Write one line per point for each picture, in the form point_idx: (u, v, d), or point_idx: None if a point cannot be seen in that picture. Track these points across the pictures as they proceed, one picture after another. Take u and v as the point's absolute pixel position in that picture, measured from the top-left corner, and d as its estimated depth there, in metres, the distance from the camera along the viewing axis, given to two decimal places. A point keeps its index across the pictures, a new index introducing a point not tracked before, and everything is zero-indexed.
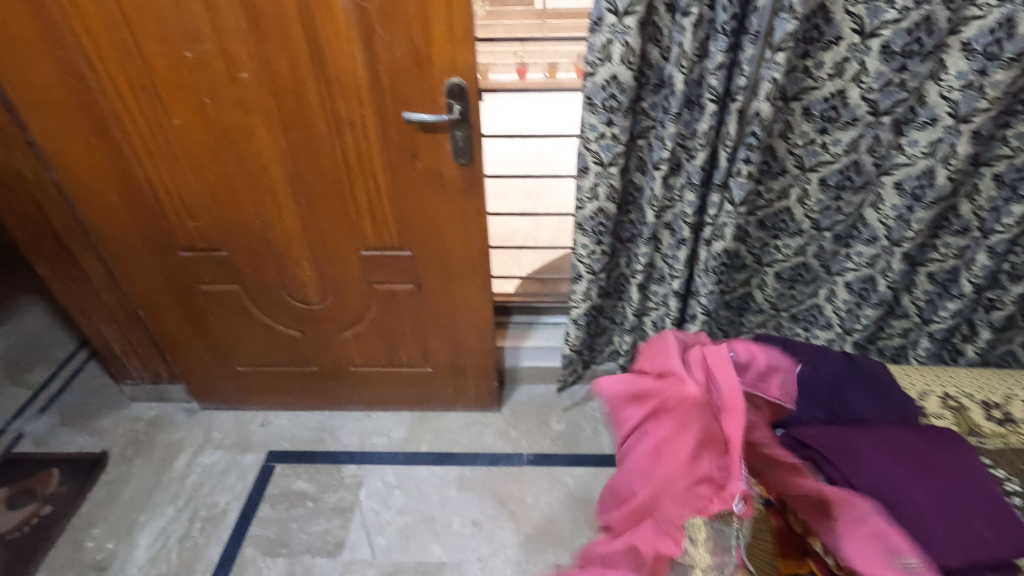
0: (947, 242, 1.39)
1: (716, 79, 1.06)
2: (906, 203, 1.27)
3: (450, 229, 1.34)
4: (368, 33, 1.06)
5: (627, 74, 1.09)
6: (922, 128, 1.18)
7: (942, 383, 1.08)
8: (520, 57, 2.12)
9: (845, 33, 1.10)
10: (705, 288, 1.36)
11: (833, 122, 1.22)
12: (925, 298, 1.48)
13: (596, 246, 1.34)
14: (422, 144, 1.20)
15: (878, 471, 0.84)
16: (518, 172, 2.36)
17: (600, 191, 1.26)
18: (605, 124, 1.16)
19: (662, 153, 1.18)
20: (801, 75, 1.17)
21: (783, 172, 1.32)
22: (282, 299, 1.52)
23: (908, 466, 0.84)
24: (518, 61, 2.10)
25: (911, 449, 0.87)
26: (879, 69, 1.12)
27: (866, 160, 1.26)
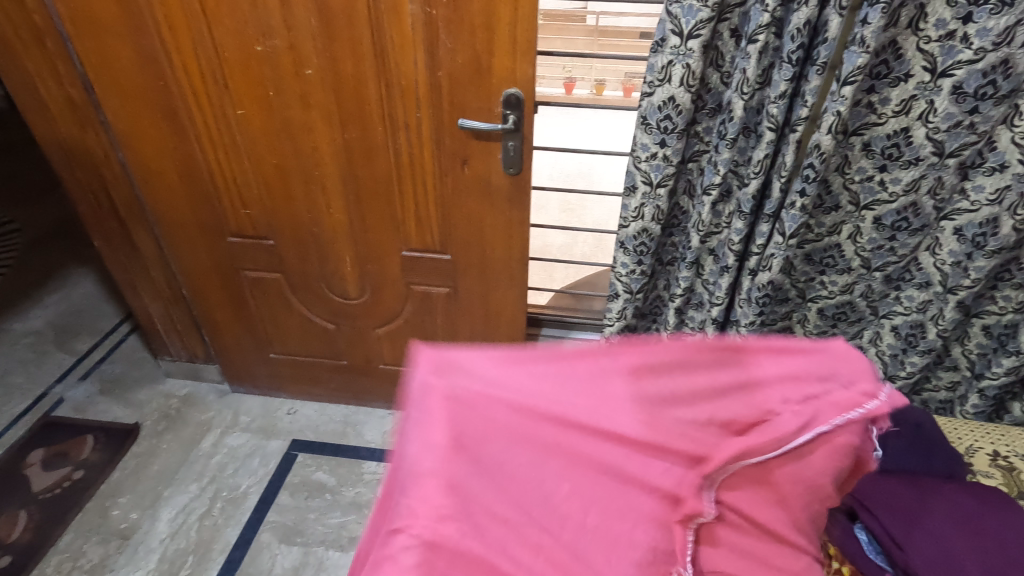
0: (1006, 294, 1.33)
1: (776, 108, 1.04)
2: (965, 249, 1.22)
3: (492, 236, 1.34)
4: (432, 39, 1.08)
5: (685, 97, 1.08)
6: (990, 173, 1.14)
7: (993, 440, 1.02)
8: (568, 73, 2.11)
9: (915, 71, 1.08)
10: (745, 319, 1.32)
11: (893, 160, 1.18)
12: (977, 351, 1.42)
13: (637, 265, 1.33)
14: (474, 151, 1.21)
15: (940, 540, 0.79)
16: (559, 185, 2.37)
17: (646, 211, 1.25)
18: (658, 145, 1.15)
19: (713, 178, 1.17)
20: (864, 110, 1.14)
21: (836, 208, 1.29)
22: (321, 291, 1.55)
23: (969, 535, 0.79)
24: (567, 76, 2.08)
25: (969, 514, 0.82)
26: (948, 110, 1.09)
27: (926, 202, 1.22)
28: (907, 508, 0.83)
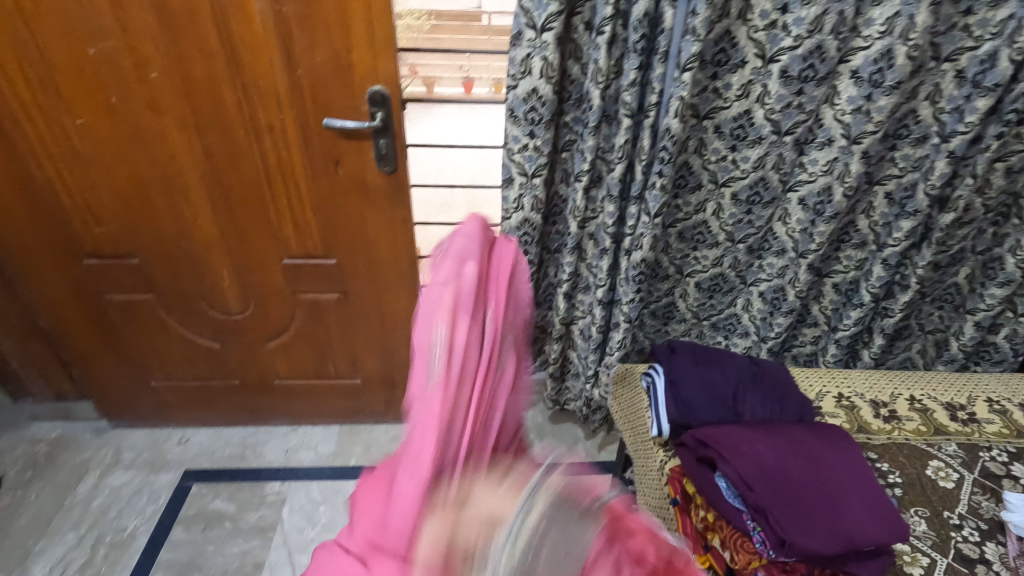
0: (849, 255, 1.52)
1: (629, 96, 1.10)
2: (809, 217, 1.37)
3: (376, 236, 1.33)
4: (286, 38, 1.04)
5: (547, 88, 1.12)
6: (821, 148, 1.28)
7: (838, 384, 1.12)
8: (466, 71, 2.06)
9: (748, 58, 1.19)
10: (627, 297, 1.38)
11: (741, 140, 1.29)
12: (831, 307, 1.61)
13: (524, 256, 1.36)
14: (348, 153, 1.19)
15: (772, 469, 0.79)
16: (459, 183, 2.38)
17: (525, 202, 1.28)
18: (527, 136, 1.19)
19: (582, 165, 1.22)
20: (711, 95, 1.24)
21: (698, 187, 1.39)
22: (200, 310, 1.46)
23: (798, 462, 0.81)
24: (463, 75, 2.06)
25: (799, 445, 0.84)
26: (779, 92, 1.20)
27: (773, 177, 1.35)
28: (746, 445, 0.82)
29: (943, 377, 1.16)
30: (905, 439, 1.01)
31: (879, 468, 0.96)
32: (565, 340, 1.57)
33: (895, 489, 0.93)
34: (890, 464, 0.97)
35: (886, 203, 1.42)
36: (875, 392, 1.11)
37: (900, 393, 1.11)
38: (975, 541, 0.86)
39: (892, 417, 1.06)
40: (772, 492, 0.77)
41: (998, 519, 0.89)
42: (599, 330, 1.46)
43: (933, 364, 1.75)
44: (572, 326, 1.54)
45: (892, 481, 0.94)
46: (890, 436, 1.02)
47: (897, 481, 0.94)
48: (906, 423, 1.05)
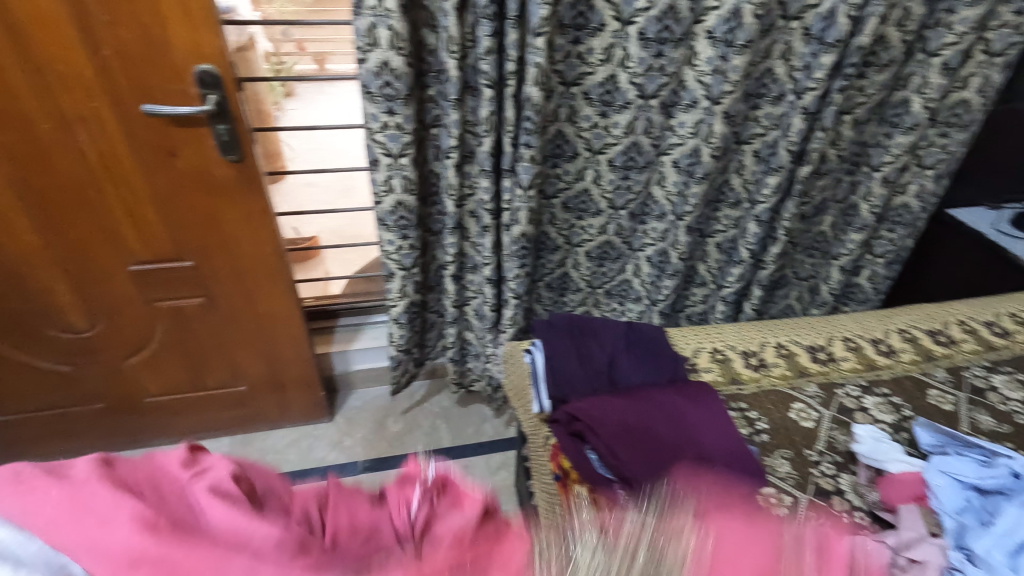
0: (726, 214, 1.58)
1: (487, 65, 1.06)
2: (683, 179, 1.40)
3: (235, 232, 1.21)
4: (82, 12, 0.90)
5: (399, 60, 1.05)
6: (687, 110, 1.31)
7: (713, 340, 1.16)
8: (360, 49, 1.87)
9: (607, 21, 1.17)
10: (513, 273, 1.36)
11: (610, 106, 1.29)
12: (716, 266, 1.67)
13: (403, 241, 1.29)
14: (184, 142, 1.06)
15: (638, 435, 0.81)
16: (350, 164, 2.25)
17: (395, 183, 1.20)
18: (386, 114, 1.11)
19: (450, 141, 1.16)
20: (576, 61, 1.22)
21: (575, 155, 1.37)
22: (39, 331, 1.28)
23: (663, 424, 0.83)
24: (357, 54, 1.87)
25: (666, 407, 0.86)
26: (639, 55, 1.20)
27: (645, 141, 1.36)
28: (613, 415, 0.83)
29: (807, 322, 1.23)
30: (772, 385, 1.07)
31: (749, 416, 1.00)
32: (460, 322, 1.53)
33: (763, 435, 0.97)
34: (759, 411, 1.01)
35: (755, 161, 1.47)
36: (747, 343, 1.16)
37: (768, 341, 1.17)
38: (831, 474, 0.92)
39: (760, 365, 1.11)
40: (637, 463, 0.78)
41: (851, 451, 0.96)
42: (490, 309, 1.44)
43: (809, 308, 1.87)
44: (465, 307, 1.50)
45: (760, 428, 0.98)
46: (759, 385, 1.07)
47: (764, 427, 0.98)
48: (774, 369, 1.11)
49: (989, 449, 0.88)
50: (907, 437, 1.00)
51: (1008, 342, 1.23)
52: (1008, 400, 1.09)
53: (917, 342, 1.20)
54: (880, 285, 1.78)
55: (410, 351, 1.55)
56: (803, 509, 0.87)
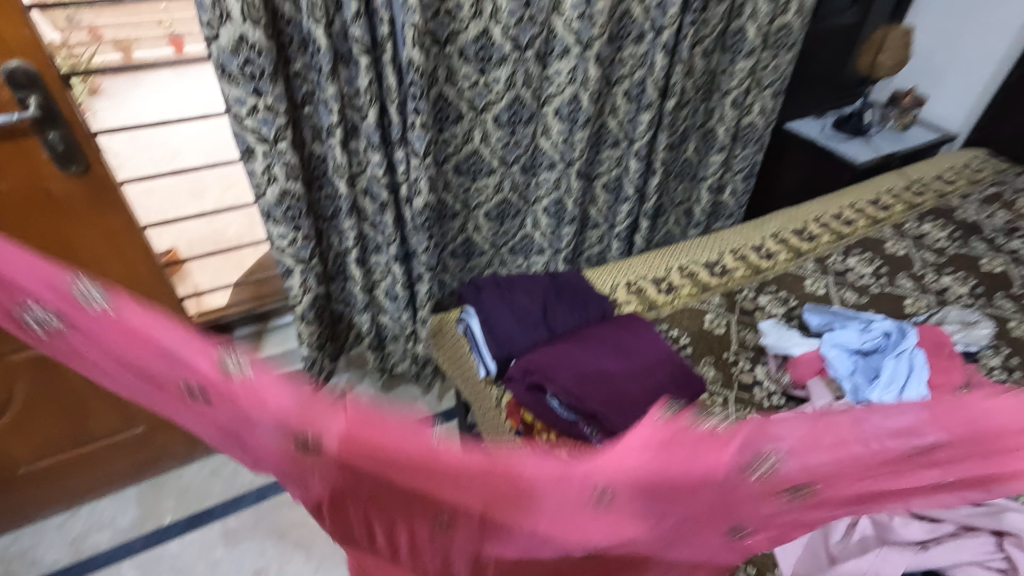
0: (607, 155, 1.66)
1: (358, 30, 0.99)
2: (566, 126, 1.44)
3: (95, 255, 1.04)
4: None
5: (258, 34, 0.94)
6: (560, 58, 1.33)
7: (626, 274, 1.24)
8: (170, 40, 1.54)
9: None
10: (421, 246, 1.32)
11: (487, 62, 1.27)
12: (605, 206, 1.76)
13: (296, 232, 1.19)
14: (6, 159, 0.88)
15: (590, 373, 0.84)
16: (205, 161, 2.02)
17: (277, 172, 1.10)
18: (253, 96, 1.00)
19: (330, 118, 1.08)
20: (445, 18, 1.18)
21: (460, 117, 1.35)
22: None
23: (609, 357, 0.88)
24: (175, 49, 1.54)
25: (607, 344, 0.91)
26: (509, 7, 1.19)
27: (525, 94, 1.37)
28: (564, 361, 0.86)
29: (699, 242, 1.36)
30: (683, 303, 1.17)
31: (672, 336, 1.09)
32: (372, 307, 1.47)
33: (687, 349, 1.07)
34: (679, 329, 1.11)
35: (626, 101, 1.55)
36: (654, 271, 1.26)
37: (672, 266, 1.27)
38: (748, 369, 1.05)
39: (670, 289, 1.21)
40: (601, 400, 0.81)
41: (759, 345, 1.09)
42: (403, 287, 1.39)
43: (687, 231, 2.04)
44: (375, 290, 1.44)
45: (683, 343, 1.08)
46: (673, 306, 1.16)
47: (687, 342, 1.08)
48: (682, 290, 1.21)
49: (863, 317, 1.06)
50: (798, 323, 1.15)
51: (852, 229, 1.45)
52: (862, 276, 1.29)
53: (787, 243, 1.38)
54: (741, 200, 1.99)
55: (324, 348, 1.45)
56: (734, 405, 0.98)
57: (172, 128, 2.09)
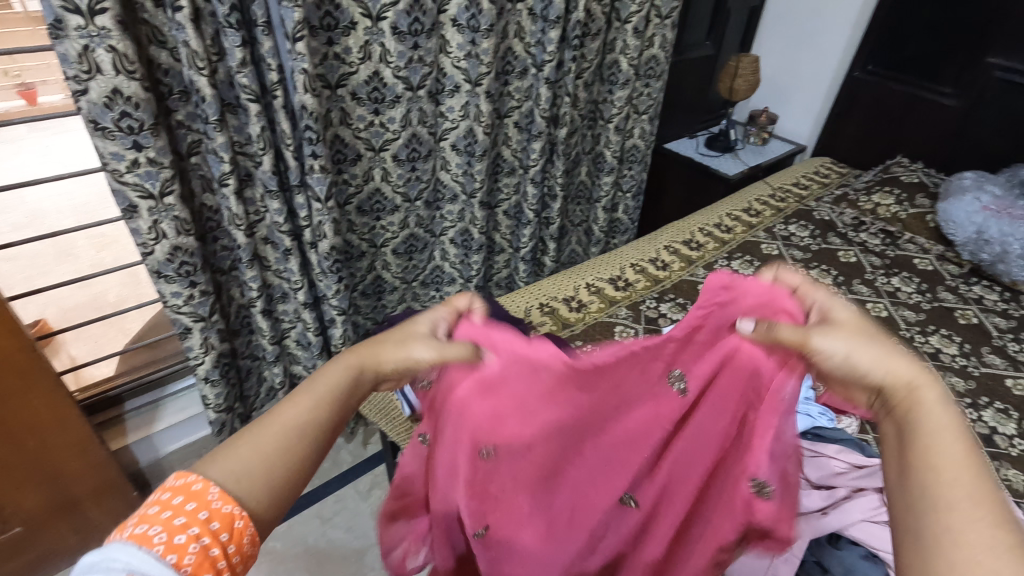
0: (505, 183, 1.72)
1: (245, 78, 0.97)
2: (465, 159, 1.48)
3: None
4: None
5: (134, 86, 0.90)
6: (452, 95, 1.38)
7: (538, 296, 1.29)
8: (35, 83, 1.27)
9: (357, 18, 1.16)
10: (331, 289, 1.29)
11: (381, 102, 1.29)
12: (509, 232, 1.81)
13: (193, 288, 1.12)
14: None
15: None
16: (75, 221, 1.84)
17: (166, 227, 1.03)
18: (133, 150, 0.94)
19: (222, 167, 1.04)
20: (334, 62, 1.18)
21: (358, 157, 1.35)
22: None
23: None
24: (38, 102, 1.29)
25: None
26: (398, 49, 1.22)
27: (422, 131, 1.39)
28: None
29: (601, 260, 1.44)
30: (594, 319, 1.23)
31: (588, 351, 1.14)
32: (284, 358, 1.40)
33: None
34: (593, 344, 1.16)
35: (518, 131, 1.62)
36: (564, 291, 1.32)
37: (580, 284, 1.34)
38: None
39: (580, 306, 1.27)
40: None
41: None
42: (315, 333, 1.35)
43: (588, 249, 2.15)
44: (286, 340, 1.38)
45: None
46: (585, 322, 1.22)
47: None
48: (591, 306, 1.27)
49: None
50: None
51: (732, 235, 1.60)
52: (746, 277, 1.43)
53: (679, 253, 1.50)
54: (633, 216, 2.13)
55: (233, 408, 1.36)
56: None
57: (31, 188, 1.89)
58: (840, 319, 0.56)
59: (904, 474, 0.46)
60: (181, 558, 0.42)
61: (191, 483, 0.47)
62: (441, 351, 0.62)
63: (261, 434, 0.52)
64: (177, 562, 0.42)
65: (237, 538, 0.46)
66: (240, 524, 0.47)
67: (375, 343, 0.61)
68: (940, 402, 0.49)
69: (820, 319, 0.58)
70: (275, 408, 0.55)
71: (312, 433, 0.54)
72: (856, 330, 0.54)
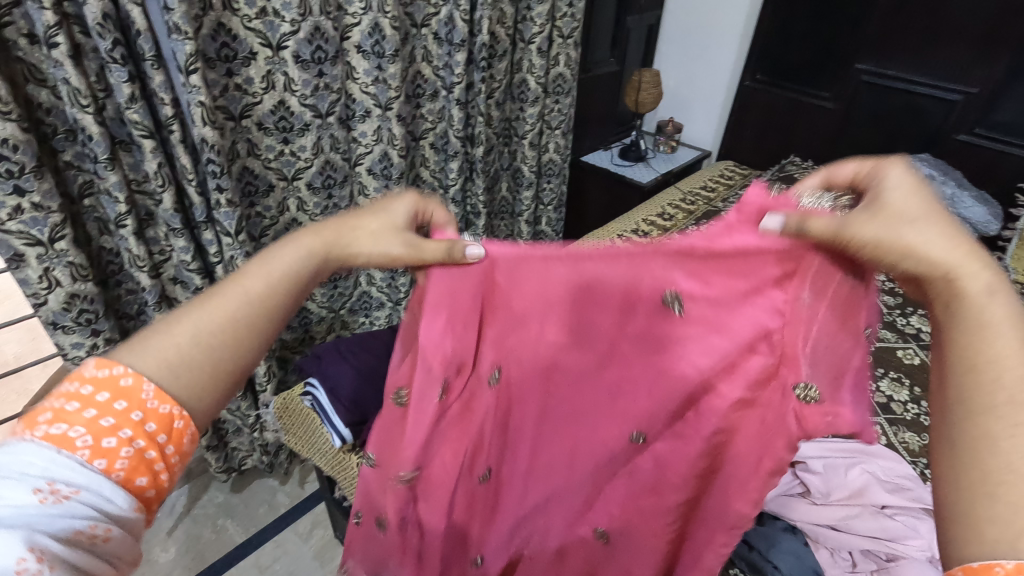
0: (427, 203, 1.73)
1: (136, 113, 0.93)
2: (382, 182, 1.48)
3: None
4: None
5: (11, 128, 0.84)
6: (363, 120, 1.38)
7: None
8: None
9: (256, 48, 1.14)
10: None
11: (290, 131, 1.27)
12: None
13: (95, 337, 1.05)
14: None
15: None
16: None
17: (58, 275, 0.97)
18: (14, 195, 0.88)
19: (118, 207, 0.99)
20: (236, 93, 1.16)
21: (271, 188, 1.32)
22: None
23: None
24: None
25: None
26: (302, 77, 1.21)
27: (335, 157, 1.38)
28: None
29: None
30: None
31: None
32: None
33: None
34: None
35: (433, 151, 1.65)
36: None
37: None
38: None
39: None
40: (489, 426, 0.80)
41: None
42: None
43: None
44: None
45: None
46: None
47: None
48: None
49: None
50: None
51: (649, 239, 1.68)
52: None
53: None
54: (556, 227, 2.19)
55: None
56: None
57: None
58: (891, 202, 0.46)
59: (943, 372, 0.42)
60: (112, 462, 0.42)
61: (119, 376, 0.44)
62: (414, 251, 0.57)
63: (197, 316, 0.49)
64: (108, 467, 0.41)
65: (177, 438, 0.46)
66: (179, 426, 0.46)
67: (346, 226, 0.58)
68: (988, 295, 0.41)
69: (867, 204, 0.48)
70: (217, 289, 0.52)
71: (256, 339, 0.51)
72: (909, 211, 0.45)
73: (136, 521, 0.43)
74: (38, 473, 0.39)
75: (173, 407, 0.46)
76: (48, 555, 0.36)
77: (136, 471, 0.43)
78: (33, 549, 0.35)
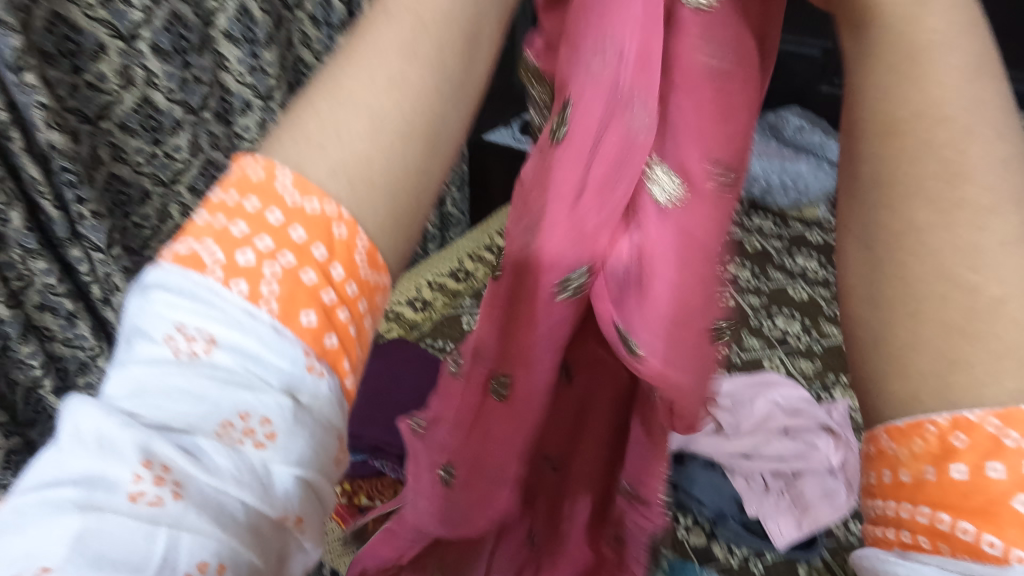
0: None
1: None
2: None
3: None
4: None
5: None
6: (244, 113, 1.30)
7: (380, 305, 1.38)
8: None
9: (104, 39, 1.02)
10: None
11: (160, 131, 1.15)
12: None
13: None
14: None
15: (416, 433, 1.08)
16: None
17: None
18: None
19: None
20: (88, 92, 1.03)
21: (145, 196, 1.20)
22: None
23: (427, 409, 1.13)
24: None
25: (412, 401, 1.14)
26: (164, 70, 1.11)
27: (216, 155, 1.28)
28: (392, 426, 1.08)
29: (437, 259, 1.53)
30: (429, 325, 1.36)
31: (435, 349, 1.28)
32: None
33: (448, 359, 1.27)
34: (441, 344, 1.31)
35: None
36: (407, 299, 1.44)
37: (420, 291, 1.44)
38: None
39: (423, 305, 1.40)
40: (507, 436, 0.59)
41: None
42: None
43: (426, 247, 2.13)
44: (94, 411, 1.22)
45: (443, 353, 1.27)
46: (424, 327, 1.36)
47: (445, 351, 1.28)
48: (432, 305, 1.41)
49: None
50: None
51: None
52: None
53: None
54: (462, 208, 2.19)
55: None
56: None
57: None
58: None
59: None
60: (254, 289, 0.34)
61: (249, 168, 0.36)
62: None
63: (353, 76, 0.39)
64: (256, 295, 0.33)
65: (340, 253, 0.36)
66: (338, 229, 0.36)
67: None
68: None
69: None
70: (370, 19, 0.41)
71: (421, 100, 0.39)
72: None
73: (319, 381, 0.34)
74: (171, 312, 0.32)
75: (316, 203, 0.36)
76: (177, 473, 0.28)
77: (296, 302, 0.34)
78: (150, 463, 0.28)
